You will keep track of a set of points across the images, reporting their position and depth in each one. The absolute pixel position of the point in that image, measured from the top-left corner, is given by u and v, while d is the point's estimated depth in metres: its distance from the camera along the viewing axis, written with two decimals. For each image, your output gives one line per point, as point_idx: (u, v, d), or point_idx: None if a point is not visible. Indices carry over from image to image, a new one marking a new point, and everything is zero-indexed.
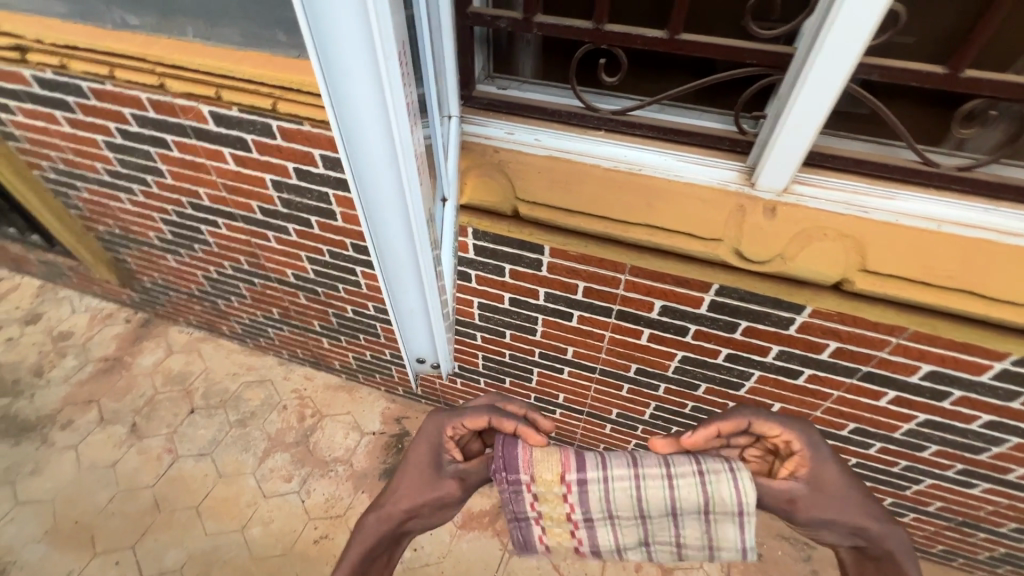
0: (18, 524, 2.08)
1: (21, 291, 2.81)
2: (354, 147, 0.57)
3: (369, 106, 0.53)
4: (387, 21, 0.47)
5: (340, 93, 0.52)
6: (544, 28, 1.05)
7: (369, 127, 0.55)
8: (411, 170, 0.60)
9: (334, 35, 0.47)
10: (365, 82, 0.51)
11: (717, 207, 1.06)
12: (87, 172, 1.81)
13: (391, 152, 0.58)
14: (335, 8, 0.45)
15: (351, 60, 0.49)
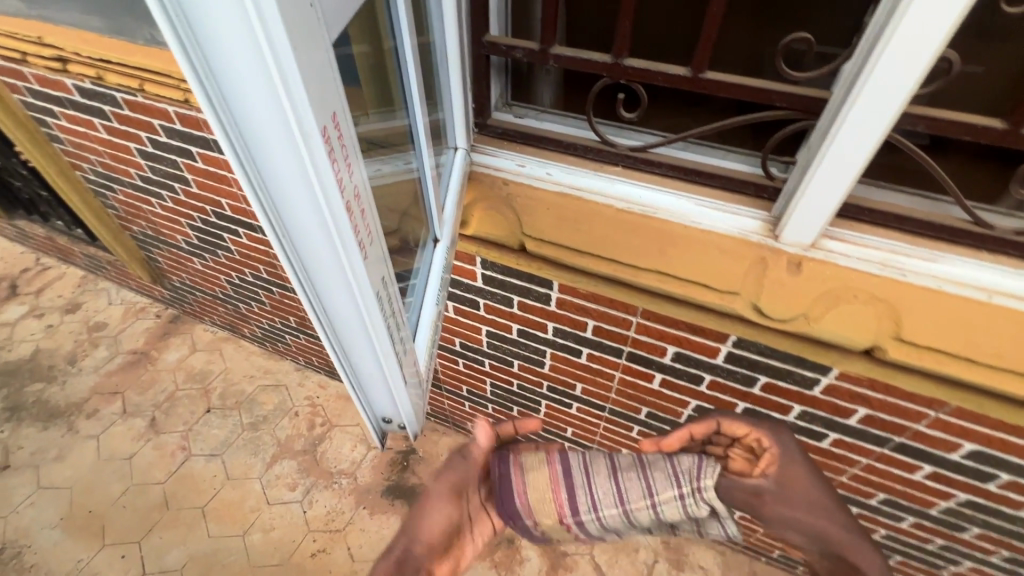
0: (37, 508, 2.16)
1: (66, 280, 2.96)
2: (278, 212, 0.52)
3: (288, 172, 0.48)
4: (300, 88, 0.42)
5: (254, 158, 0.47)
6: (560, 60, 1.00)
7: (291, 193, 0.50)
8: (344, 235, 0.55)
9: (239, 99, 0.42)
10: (280, 149, 0.46)
11: (736, 259, 0.99)
12: (122, 176, 1.87)
13: (318, 218, 0.52)
14: (228, 58, 0.39)
15: (261, 127, 0.44)
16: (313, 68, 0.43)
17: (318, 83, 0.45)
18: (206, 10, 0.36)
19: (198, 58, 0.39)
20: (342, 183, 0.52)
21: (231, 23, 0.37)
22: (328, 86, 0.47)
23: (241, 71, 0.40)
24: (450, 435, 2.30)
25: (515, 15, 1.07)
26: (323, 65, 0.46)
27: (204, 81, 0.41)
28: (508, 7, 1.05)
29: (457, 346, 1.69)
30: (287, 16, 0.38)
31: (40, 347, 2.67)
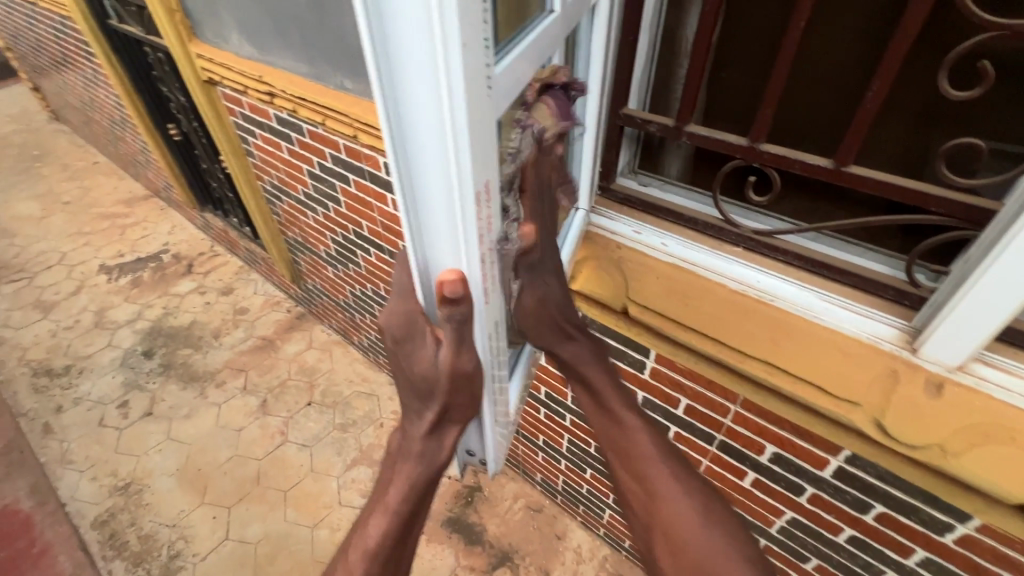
0: (162, 455, 2.50)
1: (227, 268, 3.50)
2: (423, 242, 0.62)
3: (440, 213, 0.57)
4: (466, 152, 0.51)
5: (415, 197, 0.57)
6: (694, 138, 1.02)
7: (437, 229, 0.59)
8: (471, 274, 0.63)
9: (416, 149, 0.52)
10: (437, 193, 0.55)
11: (862, 366, 0.90)
12: (291, 190, 2.22)
13: (455, 253, 0.61)
14: (422, 120, 0.49)
15: (428, 174, 0.54)
16: (479, 136, 0.52)
17: (480, 146, 0.53)
18: (411, 87, 0.47)
19: (395, 117, 0.49)
20: (480, 230, 0.60)
21: (428, 96, 0.47)
22: (487, 150, 0.56)
23: (424, 130, 0.50)
24: (517, 482, 2.28)
25: (655, 91, 1.13)
26: (488, 134, 0.55)
27: (395, 132, 0.51)
28: (650, 85, 1.11)
29: (541, 394, 1.71)
30: (470, 96, 0.47)
31: (196, 319, 3.17)
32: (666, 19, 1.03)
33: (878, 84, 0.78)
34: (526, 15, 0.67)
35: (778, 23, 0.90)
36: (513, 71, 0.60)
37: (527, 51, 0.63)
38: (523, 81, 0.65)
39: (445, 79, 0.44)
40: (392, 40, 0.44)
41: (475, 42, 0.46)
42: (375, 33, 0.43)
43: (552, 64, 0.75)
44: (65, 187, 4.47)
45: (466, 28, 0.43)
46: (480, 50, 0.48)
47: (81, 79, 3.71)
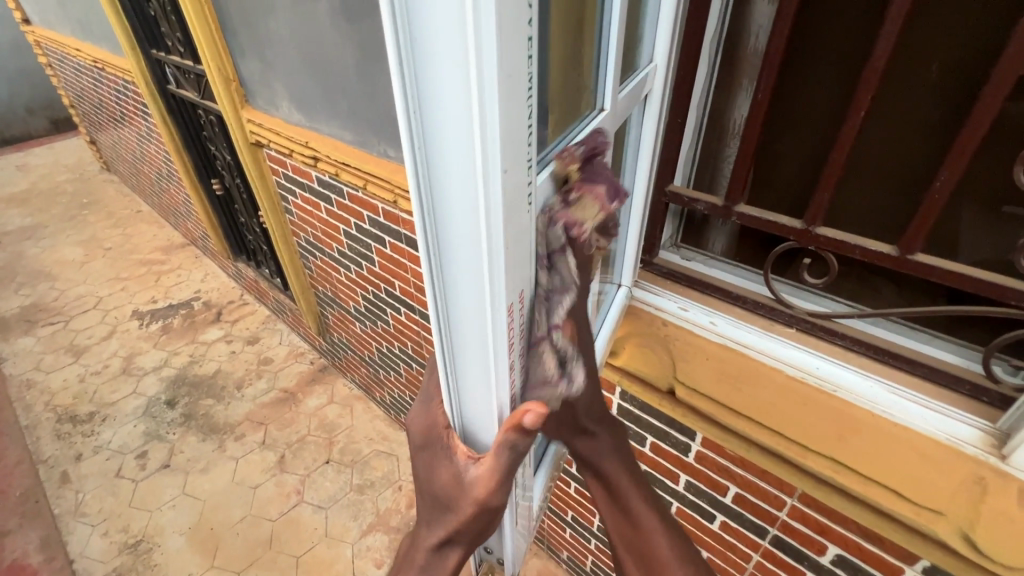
0: (176, 511, 2.43)
1: (254, 317, 3.55)
2: (452, 346, 0.58)
3: (473, 321, 0.54)
4: (502, 271, 0.49)
5: (448, 302, 0.54)
6: (743, 217, 1.01)
7: (468, 336, 0.56)
8: (501, 381, 0.58)
9: (452, 259, 0.50)
10: (470, 301, 0.52)
11: (938, 471, 0.83)
12: (326, 248, 2.26)
13: (484, 361, 0.57)
14: (458, 239, 0.48)
15: (462, 283, 0.51)
16: (517, 247, 0.50)
17: (516, 259, 0.51)
18: (450, 201, 0.45)
19: (432, 233, 0.49)
20: (512, 339, 0.57)
21: (465, 217, 0.46)
22: (524, 262, 0.54)
23: (459, 243, 0.48)
24: (541, 558, 2.14)
25: (700, 169, 1.12)
26: (523, 253, 0.53)
27: (432, 242, 0.49)
28: (695, 163, 1.11)
29: (572, 468, 1.62)
30: (508, 213, 0.46)
31: (220, 368, 3.18)
32: (712, 101, 1.04)
33: (945, 174, 0.76)
34: (578, 114, 0.67)
35: (833, 110, 0.90)
36: (561, 182, 0.60)
37: (578, 158, 0.63)
38: (567, 190, 0.64)
39: (483, 198, 0.43)
40: (434, 159, 0.43)
41: (518, 163, 0.45)
42: (419, 152, 0.43)
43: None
44: (108, 233, 4.67)
45: (508, 157, 0.42)
46: (522, 171, 0.46)
47: (136, 135, 3.95)
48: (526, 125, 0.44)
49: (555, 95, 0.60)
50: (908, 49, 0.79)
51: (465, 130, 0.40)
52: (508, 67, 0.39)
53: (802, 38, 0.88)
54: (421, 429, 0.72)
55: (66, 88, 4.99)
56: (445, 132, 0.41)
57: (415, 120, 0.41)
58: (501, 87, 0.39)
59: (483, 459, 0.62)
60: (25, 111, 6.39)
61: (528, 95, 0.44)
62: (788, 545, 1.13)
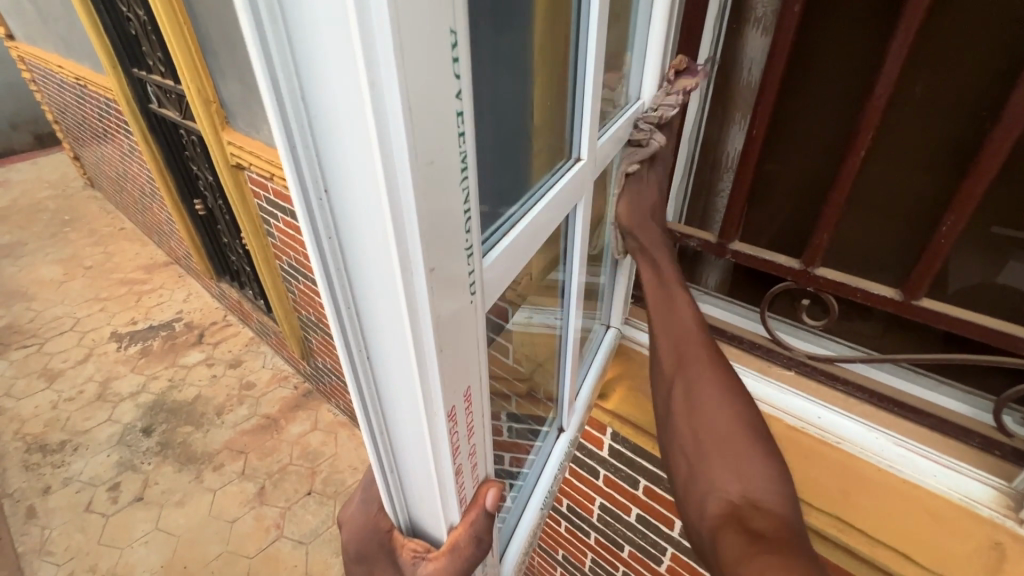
0: (147, 547, 2.31)
1: (237, 339, 3.46)
2: (392, 453, 0.49)
3: (408, 427, 0.45)
4: (435, 372, 0.41)
5: (382, 407, 0.45)
6: (738, 255, 0.96)
7: (406, 439, 0.47)
8: (446, 490, 0.50)
9: (381, 358, 0.42)
10: (404, 407, 0.44)
11: (952, 535, 0.77)
12: (308, 272, 2.20)
13: (425, 468, 0.48)
14: (383, 336, 0.39)
15: (393, 387, 0.43)
16: (455, 346, 0.43)
17: (454, 359, 0.43)
18: (371, 298, 0.37)
19: (355, 333, 0.40)
20: (456, 443, 0.48)
21: (390, 316, 0.37)
22: (468, 358, 0.46)
23: (387, 342, 0.40)
24: None
25: (693, 202, 1.08)
26: (467, 350, 0.45)
27: (356, 345, 0.41)
28: (687, 197, 1.07)
29: (563, 507, 1.54)
30: (440, 310, 0.38)
31: (200, 393, 3.07)
32: (705, 134, 1.00)
33: (951, 220, 0.72)
34: (549, 168, 0.64)
35: (833, 145, 0.86)
36: (511, 256, 0.53)
37: (535, 222, 0.56)
38: (525, 259, 0.57)
39: (408, 299, 0.36)
40: (349, 253, 0.36)
41: (450, 254, 0.38)
42: (327, 245, 0.35)
43: (579, 209, 0.74)
44: (89, 252, 4.56)
45: (434, 249, 0.35)
46: (458, 262, 0.39)
47: (118, 152, 3.87)
48: (460, 213, 0.37)
49: (506, 157, 0.55)
50: (909, 87, 0.75)
51: (377, 223, 0.32)
52: (429, 148, 0.32)
53: (798, 70, 0.84)
54: (355, 532, 0.62)
55: (50, 104, 4.92)
56: (357, 221, 0.34)
57: (321, 206, 0.33)
58: (420, 170, 0.32)
59: (435, 555, 0.54)
60: (10, 126, 6.28)
61: (462, 178, 0.37)
62: None
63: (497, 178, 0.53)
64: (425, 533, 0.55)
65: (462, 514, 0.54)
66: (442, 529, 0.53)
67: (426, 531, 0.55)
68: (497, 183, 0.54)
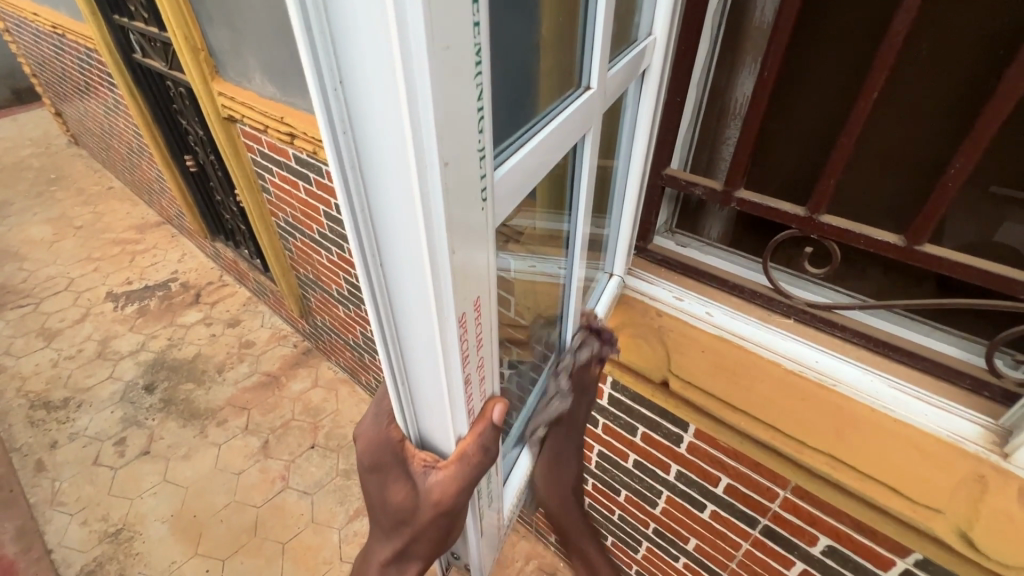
0: (157, 498, 2.37)
1: (234, 299, 3.46)
2: (404, 368, 0.51)
3: (419, 336, 0.47)
4: (447, 278, 0.42)
5: (395, 317, 0.46)
6: (743, 204, 0.96)
7: (418, 350, 0.48)
8: (455, 400, 0.52)
9: (393, 266, 0.42)
10: (413, 316, 0.45)
11: (939, 468, 0.81)
12: (305, 229, 2.19)
13: (435, 380, 0.50)
14: (398, 240, 0.40)
15: (404, 296, 0.44)
16: (466, 254, 0.43)
17: (466, 267, 0.44)
18: (385, 200, 0.38)
19: (369, 238, 0.41)
20: (466, 352, 0.50)
21: (404, 218, 0.38)
22: (478, 268, 0.47)
23: (402, 248, 0.40)
24: (529, 540, 2.18)
25: (698, 151, 1.06)
26: (477, 260, 0.46)
27: (368, 252, 0.41)
28: (692, 144, 1.05)
29: None
30: (453, 212, 0.39)
31: (201, 351, 3.10)
32: (713, 80, 0.98)
33: (960, 161, 0.72)
34: (557, 94, 0.62)
35: (843, 87, 0.84)
36: (521, 174, 0.53)
37: (544, 144, 0.56)
38: (534, 180, 0.57)
39: (422, 197, 0.36)
40: (364, 150, 0.36)
41: (465, 154, 0.38)
42: (340, 139, 0.35)
43: (588, 141, 0.72)
44: (78, 211, 4.49)
45: (449, 145, 0.35)
46: (472, 166, 0.39)
47: (102, 107, 3.75)
48: (474, 110, 0.37)
49: (515, 76, 0.54)
50: (926, 27, 0.73)
51: (395, 115, 0.32)
52: (445, 31, 0.31)
53: (812, 6, 0.81)
54: (368, 445, 0.60)
55: (27, 57, 4.73)
56: (372, 116, 0.33)
57: (335, 99, 0.33)
58: (436, 55, 0.31)
59: (444, 464, 0.56)
60: None
61: (476, 70, 0.36)
62: (777, 534, 1.13)
63: (506, 95, 0.52)
64: (432, 445, 0.58)
65: (470, 425, 0.57)
66: (448, 441, 0.56)
67: (433, 443, 0.58)
68: (505, 99, 0.53)
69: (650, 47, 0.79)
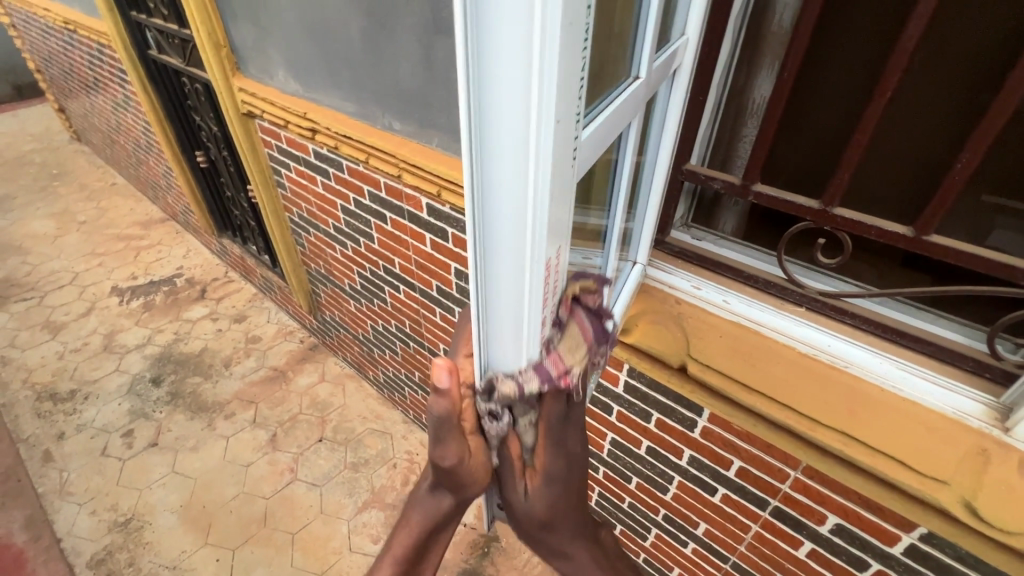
0: (166, 489, 2.39)
1: (240, 295, 3.48)
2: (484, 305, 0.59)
3: (506, 278, 0.55)
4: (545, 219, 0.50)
5: (486, 256, 0.54)
6: (760, 197, 1.02)
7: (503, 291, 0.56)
8: (533, 336, 0.60)
9: (492, 209, 0.50)
10: (508, 251, 0.52)
11: (945, 443, 0.87)
12: (320, 224, 2.22)
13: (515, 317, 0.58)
14: (503, 188, 0.47)
15: (498, 238, 0.51)
16: (558, 200, 0.52)
17: (556, 210, 0.53)
18: (496, 153, 0.45)
19: (477, 186, 0.48)
20: (545, 290, 0.59)
21: (514, 168, 0.46)
22: (562, 213, 0.56)
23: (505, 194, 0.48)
24: None
25: (716, 148, 1.12)
26: (562, 206, 0.55)
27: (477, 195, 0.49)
28: (711, 141, 1.10)
29: None
30: (556, 163, 0.47)
31: (207, 346, 3.12)
32: (732, 81, 1.04)
33: (967, 156, 0.78)
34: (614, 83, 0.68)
35: (857, 87, 0.90)
36: (598, 137, 0.62)
37: (611, 118, 0.64)
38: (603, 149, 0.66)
39: (536, 139, 0.44)
40: (485, 106, 0.43)
41: (567, 112, 0.47)
42: (468, 96, 0.42)
43: (632, 130, 0.77)
44: (81, 207, 4.50)
45: (561, 106, 0.44)
46: (570, 123, 0.48)
47: (110, 102, 3.77)
48: (576, 73, 0.46)
49: (602, 60, 0.61)
50: (933, 35, 0.80)
51: (523, 84, 0.40)
52: (570, 11, 0.40)
53: (831, 14, 0.87)
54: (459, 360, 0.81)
55: (32, 52, 4.75)
56: (500, 80, 0.40)
57: (472, 60, 0.40)
58: (564, 29, 0.40)
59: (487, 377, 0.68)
60: None
61: (582, 42, 0.45)
62: (787, 515, 1.18)
63: (593, 75, 0.59)
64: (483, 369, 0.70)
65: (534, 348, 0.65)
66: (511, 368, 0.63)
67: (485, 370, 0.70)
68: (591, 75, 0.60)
69: (682, 46, 0.85)
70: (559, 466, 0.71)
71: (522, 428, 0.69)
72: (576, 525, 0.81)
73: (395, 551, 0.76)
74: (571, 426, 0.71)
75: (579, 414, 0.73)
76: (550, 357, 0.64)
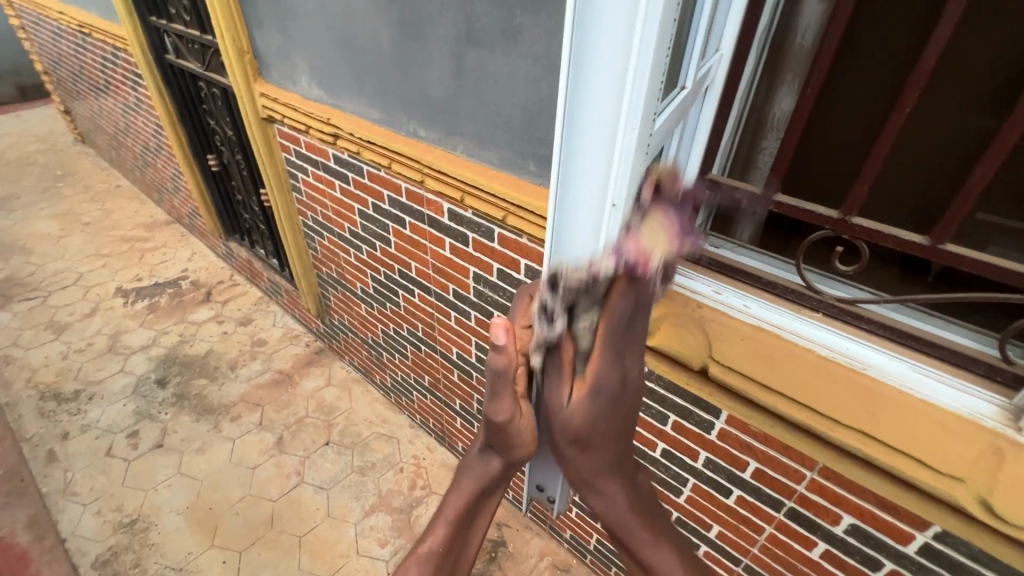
0: (171, 490, 2.38)
1: (245, 298, 3.49)
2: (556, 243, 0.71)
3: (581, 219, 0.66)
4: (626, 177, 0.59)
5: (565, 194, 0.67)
6: (781, 206, 1.07)
7: (575, 231, 0.67)
8: None
9: (575, 154, 0.63)
10: (586, 186, 0.63)
11: (962, 442, 0.91)
12: (335, 228, 2.25)
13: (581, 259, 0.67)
14: (589, 136, 0.60)
15: (578, 178, 0.64)
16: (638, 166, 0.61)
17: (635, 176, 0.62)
18: (586, 106, 0.58)
19: (568, 133, 0.62)
20: None
21: (601, 122, 0.58)
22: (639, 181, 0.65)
23: (588, 142, 0.61)
24: (543, 538, 2.23)
25: (736, 158, 1.16)
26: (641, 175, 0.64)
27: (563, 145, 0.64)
28: (733, 153, 1.15)
29: None
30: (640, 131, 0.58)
31: (212, 348, 3.12)
32: (754, 96, 1.09)
33: (982, 170, 0.83)
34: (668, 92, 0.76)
35: (876, 104, 0.96)
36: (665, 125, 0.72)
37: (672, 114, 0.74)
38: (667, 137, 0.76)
39: (628, 100, 0.55)
40: (581, 70, 0.56)
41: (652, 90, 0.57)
42: (571, 70, 0.57)
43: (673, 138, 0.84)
44: (85, 208, 4.50)
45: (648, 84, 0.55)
46: (652, 102, 0.59)
47: (121, 105, 3.80)
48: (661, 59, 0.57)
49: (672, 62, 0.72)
50: (949, 58, 0.86)
51: (616, 53, 0.53)
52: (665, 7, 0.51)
53: (852, 36, 0.93)
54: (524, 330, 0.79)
55: (41, 54, 4.78)
56: (596, 47, 0.54)
57: (576, 34, 0.54)
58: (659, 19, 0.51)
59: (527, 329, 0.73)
60: None
61: (669, 34, 0.56)
62: (802, 516, 1.22)
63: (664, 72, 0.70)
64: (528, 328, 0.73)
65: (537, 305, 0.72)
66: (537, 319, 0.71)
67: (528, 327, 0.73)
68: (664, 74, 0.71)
69: (712, 62, 0.91)
70: (611, 377, 0.68)
71: (581, 329, 0.68)
72: (616, 469, 0.75)
73: (449, 516, 0.74)
74: (632, 335, 0.68)
75: (645, 326, 0.69)
76: (627, 240, 0.63)
